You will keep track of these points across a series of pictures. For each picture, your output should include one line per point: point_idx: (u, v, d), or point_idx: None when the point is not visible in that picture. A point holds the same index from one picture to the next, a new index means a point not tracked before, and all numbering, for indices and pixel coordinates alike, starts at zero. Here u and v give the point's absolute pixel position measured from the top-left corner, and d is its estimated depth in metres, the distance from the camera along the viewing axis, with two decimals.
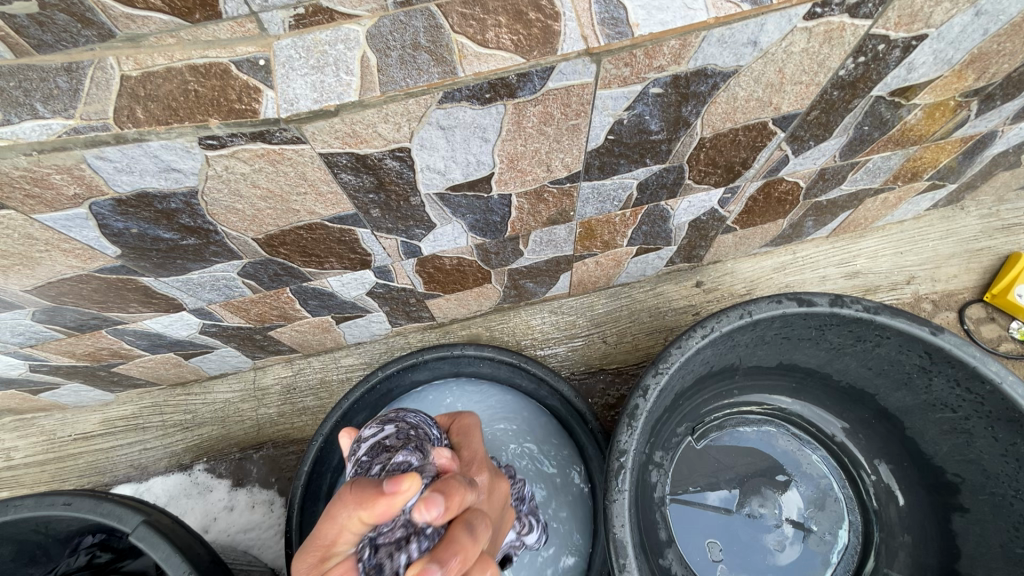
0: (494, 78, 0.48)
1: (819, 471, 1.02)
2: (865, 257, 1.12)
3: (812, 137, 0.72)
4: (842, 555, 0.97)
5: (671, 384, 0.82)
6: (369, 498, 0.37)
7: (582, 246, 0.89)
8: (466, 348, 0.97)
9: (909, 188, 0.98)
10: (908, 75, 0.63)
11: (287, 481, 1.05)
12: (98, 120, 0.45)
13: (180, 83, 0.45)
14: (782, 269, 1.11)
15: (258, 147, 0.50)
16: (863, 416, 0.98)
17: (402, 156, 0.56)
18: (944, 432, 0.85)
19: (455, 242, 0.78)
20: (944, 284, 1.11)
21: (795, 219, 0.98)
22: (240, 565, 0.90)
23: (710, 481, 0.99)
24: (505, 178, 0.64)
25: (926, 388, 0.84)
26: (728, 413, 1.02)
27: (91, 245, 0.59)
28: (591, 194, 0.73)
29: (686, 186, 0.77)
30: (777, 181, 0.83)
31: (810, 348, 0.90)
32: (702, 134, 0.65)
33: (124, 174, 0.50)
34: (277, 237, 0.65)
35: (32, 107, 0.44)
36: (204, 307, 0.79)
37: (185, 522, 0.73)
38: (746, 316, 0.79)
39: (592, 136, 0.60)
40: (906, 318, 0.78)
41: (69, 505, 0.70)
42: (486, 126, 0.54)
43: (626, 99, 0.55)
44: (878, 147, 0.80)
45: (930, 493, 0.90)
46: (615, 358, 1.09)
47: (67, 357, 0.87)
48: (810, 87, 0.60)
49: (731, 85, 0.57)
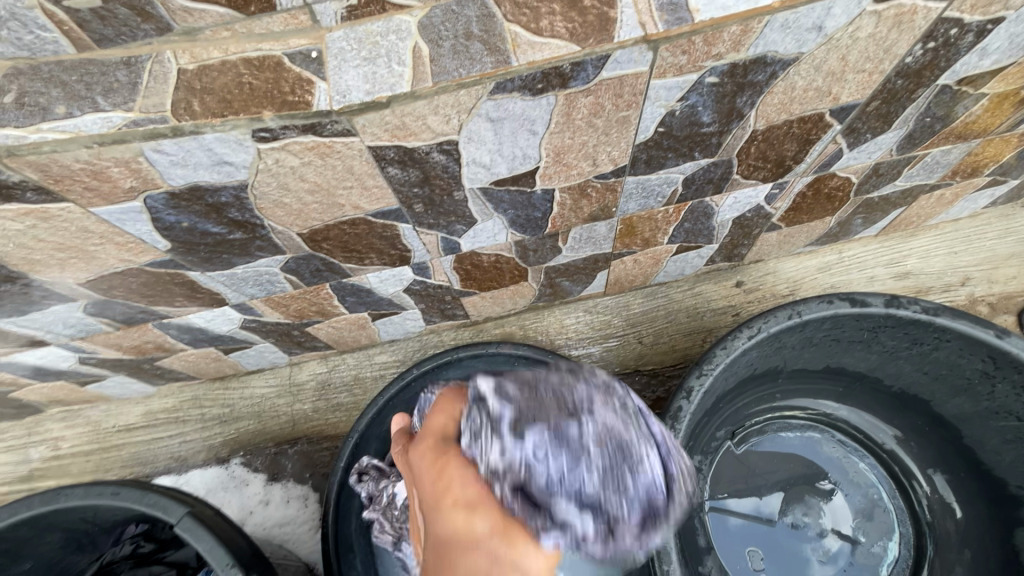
0: (548, 66, 0.47)
1: (868, 481, 0.97)
2: (917, 257, 1.07)
3: (870, 129, 0.68)
4: (893, 568, 0.92)
5: (715, 386, 0.79)
6: None
7: (622, 243, 0.87)
8: (501, 347, 0.97)
9: (968, 184, 0.93)
10: (979, 62, 0.60)
11: (321, 477, 1.06)
12: (156, 113, 0.45)
13: (235, 76, 0.44)
14: (827, 269, 1.07)
15: (309, 140, 0.50)
16: (915, 423, 0.93)
17: (449, 149, 0.55)
18: (1008, 441, 0.81)
19: (495, 238, 0.77)
20: (1002, 286, 1.06)
21: (843, 217, 0.94)
22: (277, 559, 0.92)
23: (750, 487, 0.95)
24: (550, 173, 0.63)
25: (989, 395, 0.80)
26: (770, 417, 0.98)
27: (143, 239, 0.60)
28: (635, 189, 0.71)
29: (733, 181, 0.75)
30: (828, 176, 0.80)
31: (861, 350, 0.86)
32: (755, 126, 0.62)
33: (178, 167, 0.50)
34: (321, 232, 0.65)
35: (93, 101, 0.44)
36: (246, 302, 0.80)
37: (227, 515, 0.74)
38: (795, 316, 0.76)
39: (642, 128, 0.58)
40: (967, 320, 0.74)
41: (117, 494, 0.71)
42: (535, 118, 0.53)
43: (680, 89, 0.53)
44: (937, 141, 0.76)
45: (991, 506, 0.86)
46: (651, 359, 1.07)
47: (114, 350, 0.88)
48: (873, 75, 0.58)
49: (790, 74, 0.55)
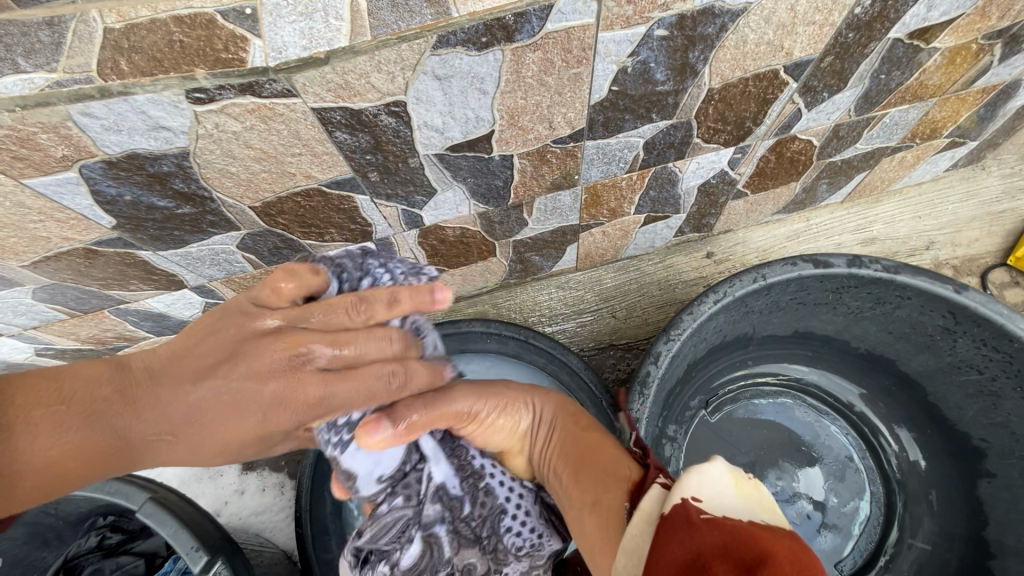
0: (491, 18, 0.46)
1: (839, 443, 0.99)
2: (882, 223, 1.08)
3: (826, 87, 0.69)
4: (865, 527, 0.94)
5: (684, 351, 0.79)
6: (396, 426, 0.50)
7: (588, 214, 0.87)
8: (473, 324, 0.97)
9: (928, 146, 0.94)
10: (928, 14, 0.60)
11: (296, 464, 1.04)
12: (81, 73, 0.43)
13: (165, 34, 0.42)
14: (795, 238, 1.08)
15: (248, 101, 0.48)
16: (882, 383, 0.95)
17: (398, 111, 0.54)
18: (970, 395, 0.82)
19: (457, 210, 0.76)
20: (964, 249, 1.08)
21: (808, 182, 0.95)
22: (251, 545, 0.91)
23: (724, 456, 0.96)
24: (506, 137, 0.62)
25: (950, 350, 0.81)
26: (743, 385, 0.99)
27: (85, 215, 0.58)
28: (595, 154, 0.70)
29: (694, 145, 0.75)
30: (789, 139, 0.80)
31: (826, 313, 0.87)
32: (710, 84, 0.62)
33: (112, 132, 0.48)
34: (274, 206, 0.64)
35: (13, 62, 0.42)
36: (205, 284, 0.78)
37: (191, 498, 0.72)
38: (761, 279, 0.76)
39: (595, 86, 0.57)
40: (927, 276, 0.75)
41: (76, 484, 0.70)
42: (483, 75, 0.52)
43: (630, 43, 0.52)
44: (894, 100, 0.76)
45: (955, 459, 0.88)
46: (625, 334, 1.08)
47: (71, 340, 0.86)
48: (824, 28, 0.58)
49: (740, 26, 0.54)
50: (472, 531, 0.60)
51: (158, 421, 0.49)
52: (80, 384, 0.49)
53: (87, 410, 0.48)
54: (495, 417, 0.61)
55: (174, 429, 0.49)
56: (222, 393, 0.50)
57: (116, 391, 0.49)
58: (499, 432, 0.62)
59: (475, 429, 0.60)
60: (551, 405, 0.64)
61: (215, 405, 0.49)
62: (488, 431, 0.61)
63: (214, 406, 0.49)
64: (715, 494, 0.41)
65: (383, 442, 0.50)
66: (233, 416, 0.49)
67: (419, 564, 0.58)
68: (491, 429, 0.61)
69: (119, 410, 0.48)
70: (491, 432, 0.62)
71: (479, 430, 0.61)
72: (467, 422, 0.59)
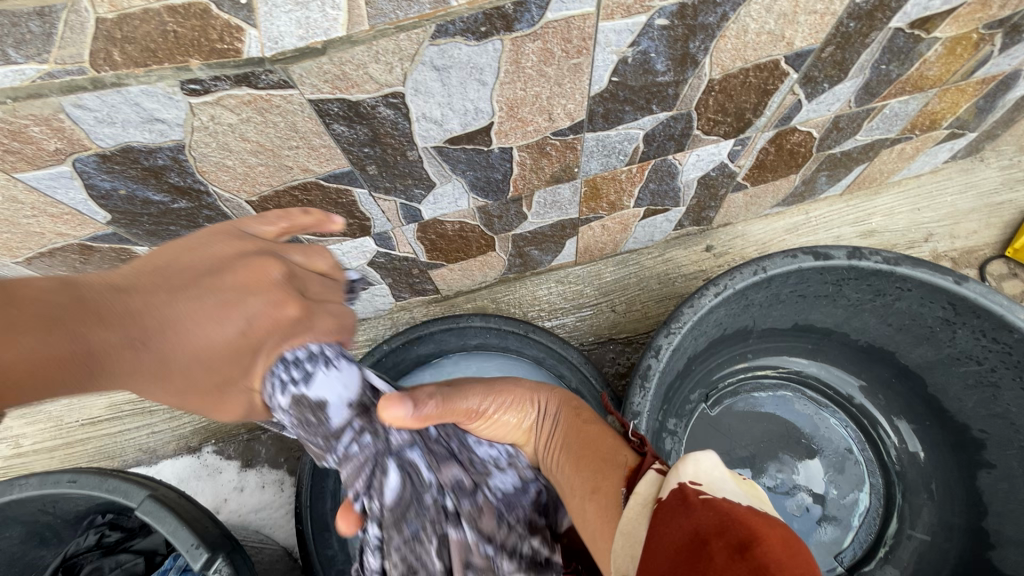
0: (490, 7, 0.45)
1: (839, 436, 0.99)
2: (881, 215, 1.08)
3: (827, 78, 0.68)
4: (864, 518, 0.94)
5: (684, 345, 0.79)
6: (412, 410, 0.52)
7: (588, 207, 0.86)
8: (472, 318, 0.96)
9: (927, 138, 0.93)
10: (929, 3, 0.60)
11: (296, 460, 1.04)
12: (73, 64, 0.42)
13: (158, 24, 0.41)
14: (794, 230, 1.08)
15: (244, 93, 0.47)
16: (881, 375, 0.96)
17: (396, 102, 0.53)
18: (969, 386, 0.82)
19: (456, 204, 0.75)
20: (963, 240, 1.08)
21: (807, 174, 0.95)
22: (251, 542, 0.90)
23: (725, 449, 0.96)
24: (505, 129, 0.61)
25: (949, 341, 0.81)
26: (742, 378, 0.99)
27: (79, 209, 0.57)
28: (595, 147, 0.70)
29: (694, 137, 0.74)
30: (789, 131, 0.80)
31: (827, 305, 0.87)
32: (711, 74, 0.61)
33: (105, 125, 0.47)
34: (271, 200, 0.63)
35: (3, 53, 0.41)
36: None
37: (191, 495, 0.72)
38: (761, 272, 0.76)
39: (595, 77, 0.57)
40: (927, 268, 0.75)
41: (74, 481, 0.69)
42: (482, 66, 0.51)
43: (631, 33, 0.52)
44: (894, 91, 0.76)
45: (954, 450, 0.88)
46: (625, 328, 1.07)
47: None
48: (826, 17, 0.57)
49: (741, 16, 0.54)
50: (444, 449, 0.58)
51: (128, 330, 0.43)
52: (33, 292, 0.40)
53: (46, 313, 0.39)
54: (500, 412, 0.60)
55: (152, 343, 0.44)
56: (202, 304, 0.47)
57: (77, 300, 0.41)
58: (506, 427, 0.61)
59: (483, 426, 0.60)
60: (555, 398, 0.63)
61: (199, 316, 0.46)
62: (495, 427, 0.61)
63: (193, 316, 0.46)
64: (714, 479, 0.40)
65: (401, 420, 0.52)
66: (214, 328, 0.47)
67: (402, 497, 0.54)
68: (498, 425, 0.61)
69: (87, 315, 0.41)
70: (499, 431, 0.61)
71: (487, 427, 0.60)
72: (473, 417, 0.59)
